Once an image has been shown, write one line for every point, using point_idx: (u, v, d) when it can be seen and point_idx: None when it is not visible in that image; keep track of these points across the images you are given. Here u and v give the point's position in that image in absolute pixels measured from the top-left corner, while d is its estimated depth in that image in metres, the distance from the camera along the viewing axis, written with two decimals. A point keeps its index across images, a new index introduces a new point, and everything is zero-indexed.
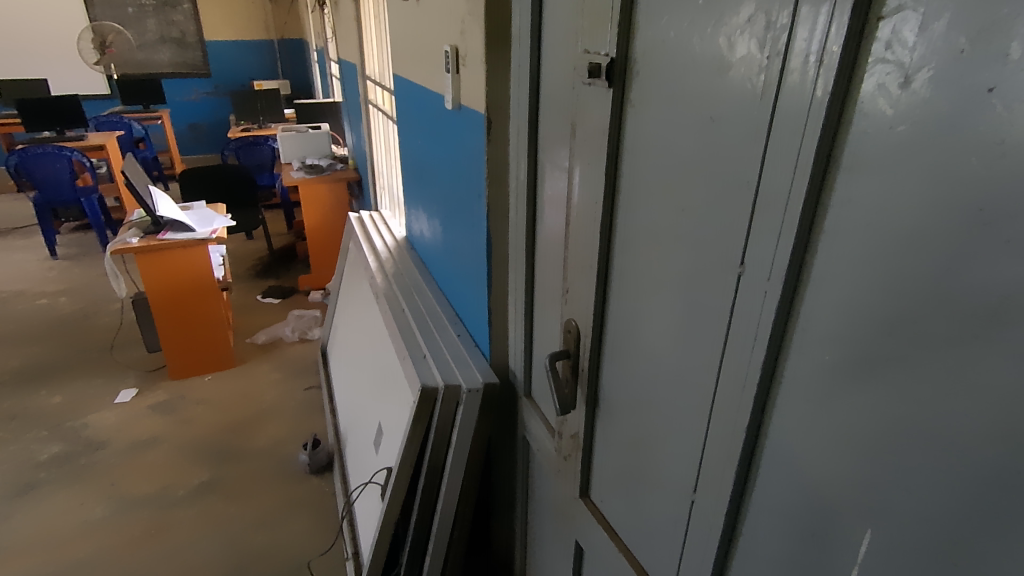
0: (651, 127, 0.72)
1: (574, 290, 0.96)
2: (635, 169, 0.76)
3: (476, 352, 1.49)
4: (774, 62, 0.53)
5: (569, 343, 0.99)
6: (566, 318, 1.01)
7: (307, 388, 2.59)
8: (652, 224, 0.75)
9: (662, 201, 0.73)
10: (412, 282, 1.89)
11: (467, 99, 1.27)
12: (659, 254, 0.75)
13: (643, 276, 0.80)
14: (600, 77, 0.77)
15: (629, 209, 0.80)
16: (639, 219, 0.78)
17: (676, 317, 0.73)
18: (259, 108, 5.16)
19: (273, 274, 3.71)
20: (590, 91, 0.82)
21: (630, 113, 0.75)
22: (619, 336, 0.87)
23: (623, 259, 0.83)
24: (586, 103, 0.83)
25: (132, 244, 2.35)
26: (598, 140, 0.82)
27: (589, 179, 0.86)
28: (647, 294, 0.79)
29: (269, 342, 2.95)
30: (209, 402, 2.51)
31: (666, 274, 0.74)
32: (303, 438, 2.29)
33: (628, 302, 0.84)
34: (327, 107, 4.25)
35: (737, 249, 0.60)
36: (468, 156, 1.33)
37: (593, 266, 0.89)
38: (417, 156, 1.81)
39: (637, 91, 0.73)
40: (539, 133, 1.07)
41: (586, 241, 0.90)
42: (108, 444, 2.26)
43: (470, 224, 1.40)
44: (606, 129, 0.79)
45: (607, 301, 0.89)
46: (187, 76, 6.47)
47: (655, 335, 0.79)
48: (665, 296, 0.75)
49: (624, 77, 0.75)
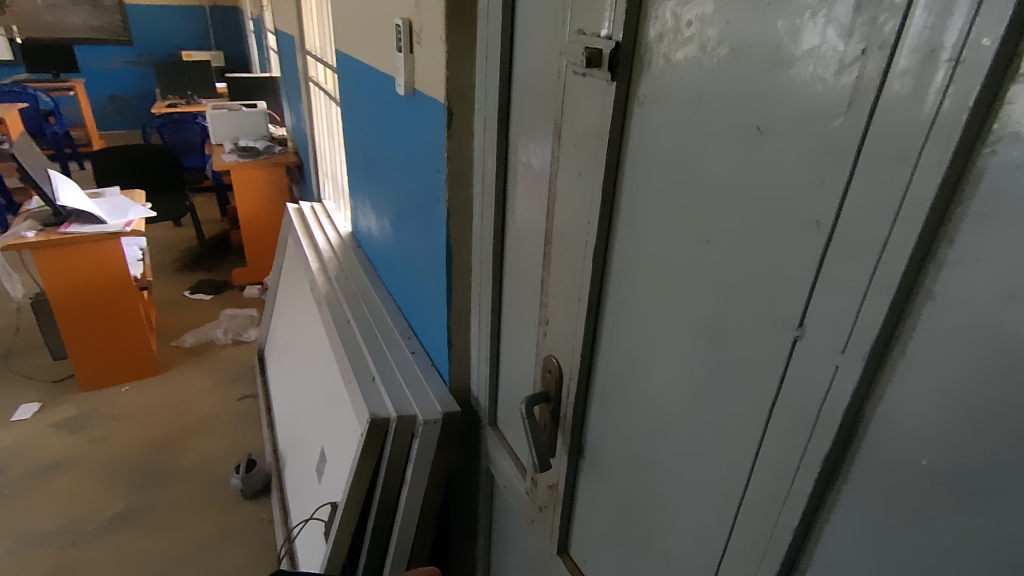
0: (667, 134, 0.56)
1: (554, 320, 0.80)
2: (643, 184, 0.61)
3: (434, 373, 1.31)
4: (873, 57, 0.37)
5: (548, 383, 0.83)
6: (543, 353, 0.85)
7: (241, 397, 2.34)
8: (663, 253, 0.60)
9: (677, 229, 0.57)
10: (359, 287, 1.68)
11: (423, 83, 1.07)
12: (672, 294, 0.60)
13: (648, 315, 0.64)
14: (599, 67, 0.61)
15: (631, 232, 0.64)
16: (643, 247, 0.63)
17: (695, 373, 0.58)
18: (187, 81, 4.70)
19: (204, 267, 3.38)
20: (582, 84, 0.65)
21: (638, 113, 0.59)
22: (615, 383, 0.72)
23: (622, 293, 0.67)
24: (577, 98, 0.67)
25: (27, 239, 2.02)
26: (592, 145, 0.65)
27: (578, 193, 0.69)
28: (651, 337, 0.64)
29: (199, 344, 2.66)
30: (127, 416, 2.23)
31: (682, 320, 0.59)
32: (236, 456, 2.05)
33: (627, 343, 0.68)
34: (263, 83, 3.90)
35: (796, 306, 0.46)
36: (425, 153, 1.14)
37: (580, 296, 0.72)
38: (362, 146, 1.60)
39: (647, 87, 0.57)
40: (513, 129, 0.90)
41: (568, 267, 0.74)
42: (3, 470, 1.96)
43: (427, 229, 1.21)
44: (604, 133, 0.63)
45: (599, 339, 0.73)
46: (105, 42, 5.85)
47: (659, 391, 0.64)
48: (679, 347, 0.60)
49: (631, 68, 0.59)
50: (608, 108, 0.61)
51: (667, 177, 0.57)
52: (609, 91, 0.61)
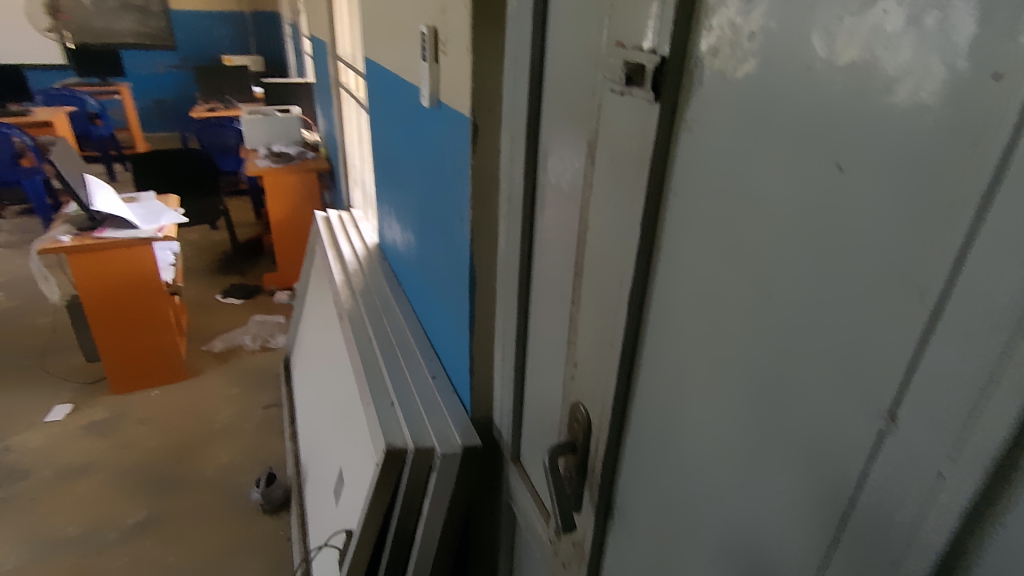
0: (720, 165, 0.48)
1: (584, 363, 0.72)
2: (688, 220, 0.52)
3: (455, 400, 1.24)
4: (1011, 85, 0.28)
5: (575, 432, 0.75)
6: (571, 398, 0.77)
7: (266, 406, 2.33)
8: (710, 303, 0.51)
9: (730, 277, 0.49)
10: (382, 302, 1.63)
11: (448, 96, 1.00)
12: (722, 351, 0.51)
13: (691, 370, 0.55)
14: (641, 86, 0.53)
15: (672, 275, 0.56)
16: (687, 293, 0.54)
17: (748, 446, 0.50)
18: (227, 86, 4.78)
19: (236, 270, 3.41)
20: (620, 105, 0.57)
21: (685, 140, 0.51)
22: (650, 439, 0.63)
23: (660, 343, 0.59)
24: (614, 120, 0.59)
25: (62, 243, 2.05)
26: (630, 173, 0.57)
27: (611, 226, 0.62)
28: (694, 395, 0.56)
29: (227, 350, 2.67)
30: (153, 421, 2.24)
31: (733, 382, 0.50)
32: (257, 467, 2.03)
33: (666, 399, 0.60)
34: (298, 88, 3.92)
35: (887, 390, 0.37)
36: (448, 169, 1.07)
37: (612, 340, 0.64)
38: (388, 156, 1.55)
39: (697, 110, 0.49)
40: (542, 148, 0.82)
41: (600, 307, 0.66)
42: (32, 472, 1.98)
43: (450, 248, 1.14)
44: (643, 160, 0.55)
45: (632, 389, 0.65)
46: (151, 47, 6.01)
47: (700, 461, 0.56)
48: (728, 412, 0.52)
49: (678, 87, 0.51)
50: (649, 134, 0.53)
51: (719, 217, 0.49)
52: (651, 113, 0.53)
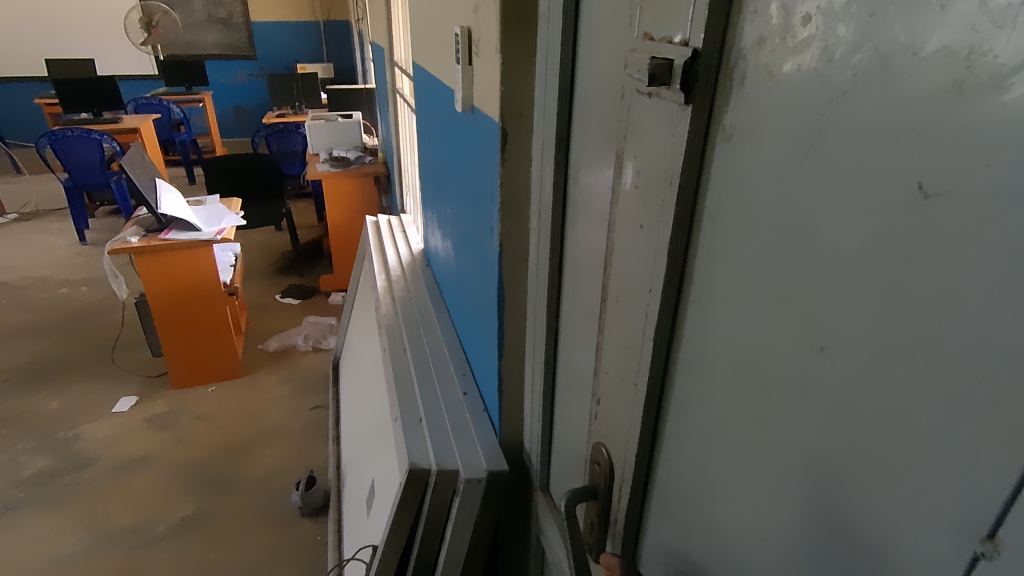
0: (764, 184, 0.39)
1: (607, 401, 0.63)
2: (725, 250, 0.43)
3: (485, 421, 1.17)
4: None
5: (596, 477, 0.67)
6: (593, 438, 0.68)
7: (314, 407, 2.36)
8: (750, 351, 0.42)
9: (775, 321, 0.39)
10: (421, 312, 1.60)
11: (479, 100, 0.94)
12: (764, 410, 0.42)
13: (727, 428, 0.46)
14: (669, 86, 0.44)
15: (705, 311, 0.46)
16: (723, 335, 0.45)
17: (795, 530, 0.40)
18: (296, 93, 4.97)
19: (296, 272, 3.51)
20: (649, 109, 0.49)
21: (722, 150, 0.42)
22: (680, 500, 0.54)
23: (691, 391, 0.50)
24: (641, 127, 0.50)
25: (131, 244, 2.15)
26: (656, 191, 0.48)
27: (637, 250, 0.53)
28: (730, 457, 0.46)
29: (281, 349, 2.74)
30: (208, 418, 2.31)
31: (776, 451, 0.41)
32: (300, 470, 2.05)
33: (698, 456, 0.50)
34: (361, 94, 4.00)
35: (988, 500, 0.28)
36: (479, 179, 1.01)
37: (636, 380, 0.56)
38: (430, 163, 1.51)
39: (737, 114, 0.40)
40: (574, 157, 0.74)
41: (624, 341, 0.57)
42: (96, 461, 2.09)
43: (481, 261, 1.08)
44: (672, 175, 0.46)
45: (659, 438, 0.56)
46: (232, 57, 6.36)
47: (736, 535, 0.47)
48: (771, 486, 0.42)
49: (715, 86, 0.42)
50: (679, 144, 0.45)
51: (762, 247, 0.39)
52: (682, 118, 0.44)
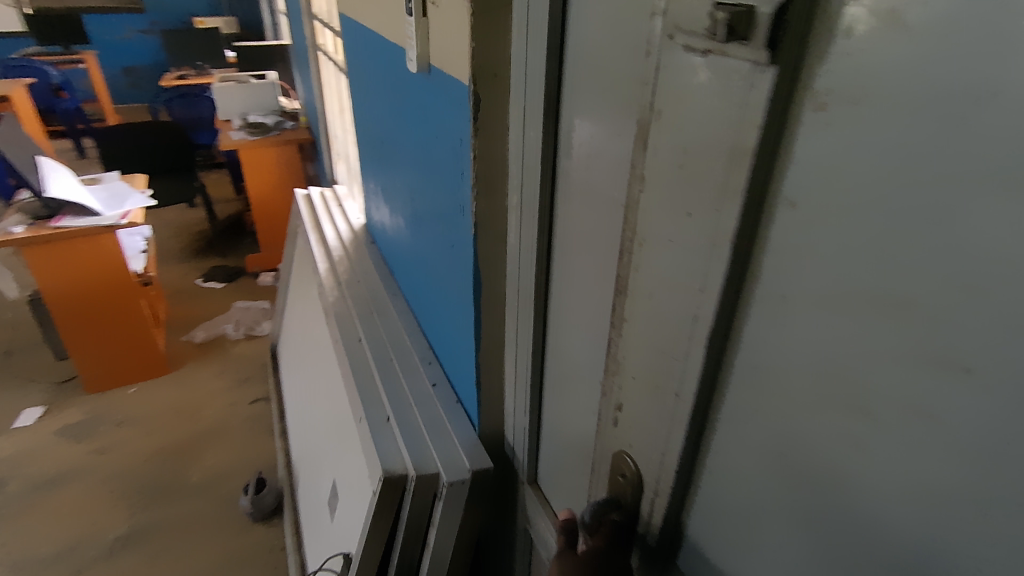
0: (875, 169, 0.31)
1: (630, 409, 0.57)
2: (809, 247, 0.36)
3: (461, 414, 1.09)
4: None
5: (619, 488, 0.61)
6: (610, 447, 0.62)
7: (254, 401, 2.18)
8: (841, 365, 0.36)
9: (882, 335, 0.33)
10: (372, 296, 1.46)
11: (440, 58, 0.81)
12: (860, 436, 0.36)
13: (803, 450, 0.40)
14: (746, 41, 0.35)
15: (779, 313, 0.39)
16: (800, 345, 0.38)
17: (900, 565, 0.35)
18: (199, 52, 4.46)
19: (217, 252, 3.21)
20: (701, 68, 0.39)
21: (812, 121, 0.34)
22: (731, 515, 0.49)
23: (754, 402, 0.44)
24: (687, 92, 0.41)
25: (14, 235, 1.84)
26: (711, 172, 0.40)
27: (679, 241, 0.45)
28: (805, 479, 0.41)
29: (209, 340, 2.50)
30: (133, 423, 2.09)
31: (876, 480, 0.36)
32: (247, 470, 1.89)
33: (758, 473, 0.45)
34: (274, 52, 3.63)
35: None
36: (443, 150, 0.88)
37: (675, 392, 0.49)
38: (373, 131, 1.35)
39: (842, 78, 0.32)
40: (566, 122, 0.64)
41: (656, 346, 0.50)
42: (3, 484, 1.84)
43: (448, 242, 0.97)
44: (738, 154, 0.38)
45: (704, 445, 0.50)
46: (118, 11, 5.61)
47: (811, 559, 0.42)
48: (866, 517, 0.37)
49: (805, 39, 0.33)
50: (750, 116, 0.36)
51: (867, 247, 0.33)
52: (758, 82, 0.35)
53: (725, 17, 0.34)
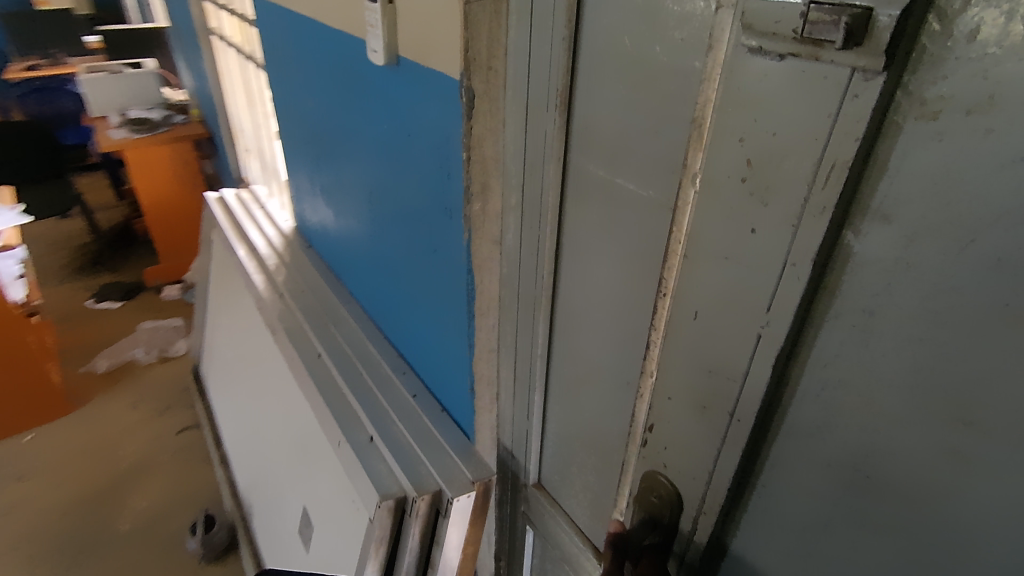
0: (1001, 182, 0.33)
1: (664, 428, 0.60)
2: (907, 254, 0.38)
3: (451, 425, 1.03)
4: None
5: (654, 509, 0.63)
6: (642, 466, 0.65)
7: (181, 429, 1.98)
8: (948, 363, 0.38)
9: (996, 336, 0.35)
10: (323, 303, 1.36)
11: (417, 50, 0.74)
12: (973, 425, 0.38)
13: (893, 443, 0.43)
14: (861, 45, 0.34)
15: (876, 312, 0.41)
16: (895, 345, 0.40)
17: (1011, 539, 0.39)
18: (48, 37, 3.87)
19: (107, 267, 2.86)
20: (780, 71, 0.39)
21: (919, 130, 0.35)
22: (800, 510, 0.52)
23: (835, 397, 0.45)
24: (764, 96, 0.41)
25: None
26: (795, 184, 0.41)
27: (741, 256, 0.47)
28: (894, 471, 0.43)
29: (115, 367, 2.23)
30: (37, 474, 1.82)
31: (989, 463, 0.38)
32: (186, 507, 1.72)
33: (835, 468, 0.47)
34: (146, 36, 3.23)
35: None
36: (421, 149, 0.81)
37: (728, 408, 0.52)
38: (311, 127, 1.24)
39: (966, 88, 0.33)
40: (574, 121, 0.61)
41: (703, 364, 0.53)
42: None
43: (427, 246, 0.90)
44: (834, 162, 0.38)
45: (766, 437, 0.52)
46: None
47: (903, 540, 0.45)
48: (964, 503, 0.40)
49: (913, 45, 0.34)
50: (850, 122, 0.37)
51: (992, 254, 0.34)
52: (865, 88, 0.35)
53: (847, 22, 0.34)
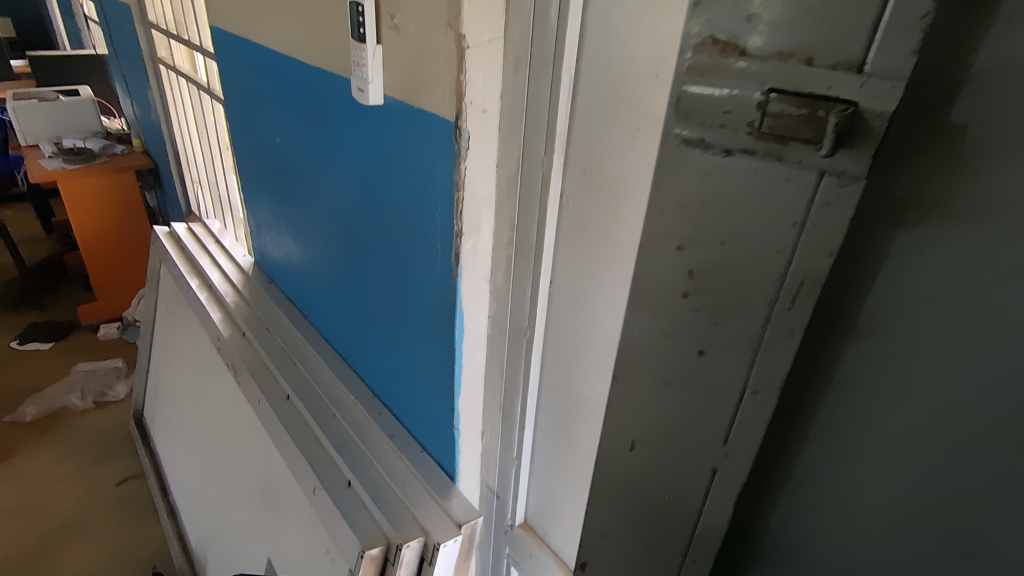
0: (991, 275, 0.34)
1: (603, 562, 0.64)
2: (901, 343, 0.39)
3: (431, 465, 0.99)
4: None
5: None
6: None
7: (122, 481, 1.83)
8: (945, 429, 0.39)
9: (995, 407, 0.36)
10: (287, 341, 1.30)
11: (409, 90, 0.74)
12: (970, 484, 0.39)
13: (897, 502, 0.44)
14: (844, 146, 0.34)
15: (867, 393, 0.42)
16: (898, 424, 0.42)
17: None
18: None
19: (36, 306, 2.66)
20: (729, 165, 0.39)
21: (903, 242, 0.37)
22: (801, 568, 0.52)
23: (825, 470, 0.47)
24: (722, 193, 0.40)
25: None
26: (765, 281, 0.40)
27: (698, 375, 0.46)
28: (902, 540, 0.45)
29: (43, 416, 2.05)
30: None
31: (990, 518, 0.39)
32: (129, 567, 1.58)
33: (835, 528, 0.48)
34: (82, 62, 3.08)
35: None
36: (406, 187, 0.81)
37: (697, 513, 0.51)
38: (277, 161, 1.21)
39: (944, 194, 0.35)
40: (570, 163, 0.64)
41: (668, 469, 0.51)
42: None
43: (409, 283, 0.89)
44: (803, 279, 0.38)
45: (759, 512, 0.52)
46: None
47: None
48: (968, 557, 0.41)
49: (894, 154, 0.36)
50: (824, 232, 0.36)
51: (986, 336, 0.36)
52: (839, 195, 0.35)
53: (838, 121, 0.33)
